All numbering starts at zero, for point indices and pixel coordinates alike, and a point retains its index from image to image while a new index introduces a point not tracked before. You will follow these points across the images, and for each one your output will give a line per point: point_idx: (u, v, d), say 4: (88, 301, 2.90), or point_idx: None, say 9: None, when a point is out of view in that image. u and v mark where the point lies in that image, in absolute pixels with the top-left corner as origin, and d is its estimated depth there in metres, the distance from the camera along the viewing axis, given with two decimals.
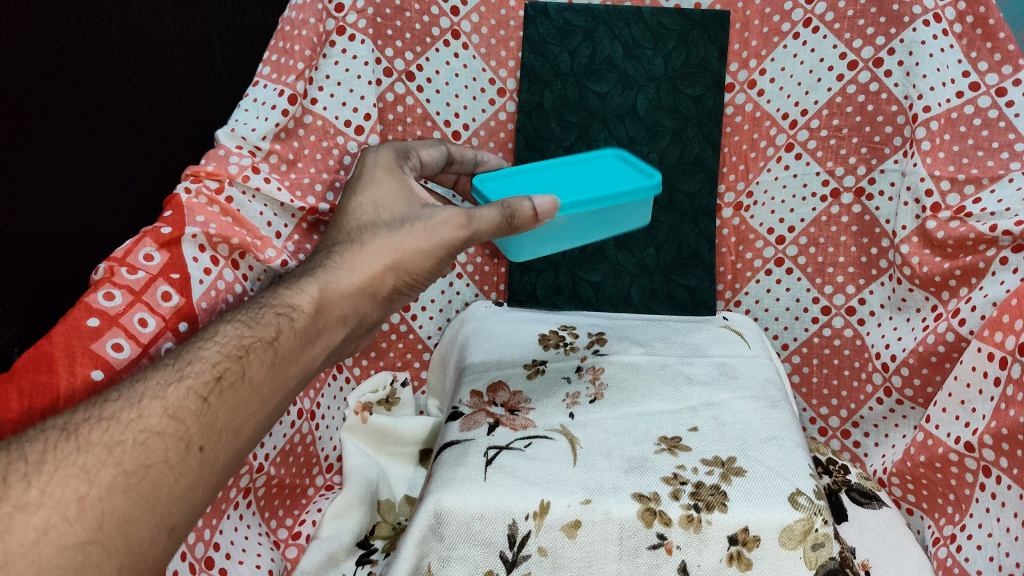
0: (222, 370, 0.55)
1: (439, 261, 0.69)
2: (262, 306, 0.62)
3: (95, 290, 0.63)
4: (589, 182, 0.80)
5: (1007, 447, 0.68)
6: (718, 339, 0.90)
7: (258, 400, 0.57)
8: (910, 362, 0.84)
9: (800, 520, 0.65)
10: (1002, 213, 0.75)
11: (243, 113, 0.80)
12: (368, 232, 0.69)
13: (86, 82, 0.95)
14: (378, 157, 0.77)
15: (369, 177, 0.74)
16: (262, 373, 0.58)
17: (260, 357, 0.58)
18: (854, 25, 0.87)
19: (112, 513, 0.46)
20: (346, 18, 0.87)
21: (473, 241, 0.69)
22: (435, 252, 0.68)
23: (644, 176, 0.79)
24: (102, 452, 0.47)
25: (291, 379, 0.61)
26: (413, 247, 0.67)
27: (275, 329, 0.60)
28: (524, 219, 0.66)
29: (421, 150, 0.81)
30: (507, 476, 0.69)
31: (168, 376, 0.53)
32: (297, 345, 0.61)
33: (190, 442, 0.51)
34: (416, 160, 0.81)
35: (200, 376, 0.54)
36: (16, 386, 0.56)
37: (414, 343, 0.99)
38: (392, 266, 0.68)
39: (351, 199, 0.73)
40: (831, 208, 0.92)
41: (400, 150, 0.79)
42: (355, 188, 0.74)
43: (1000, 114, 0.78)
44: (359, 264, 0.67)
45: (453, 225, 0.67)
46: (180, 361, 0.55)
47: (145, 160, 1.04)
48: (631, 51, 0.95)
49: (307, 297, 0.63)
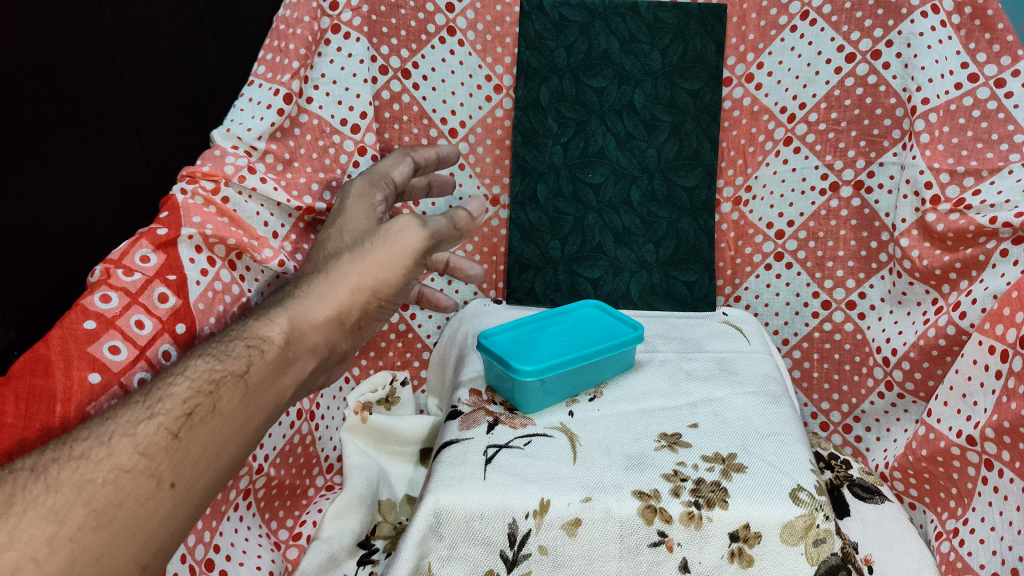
0: (194, 405, 0.49)
1: (407, 270, 0.62)
2: (234, 337, 0.56)
3: (92, 292, 0.62)
4: (575, 338, 0.84)
5: (1009, 441, 0.66)
6: (716, 334, 0.91)
7: (233, 434, 0.51)
8: (911, 356, 0.83)
9: (801, 516, 0.63)
10: (1002, 205, 0.74)
11: (238, 114, 0.79)
12: (338, 255, 0.63)
13: (79, 80, 0.90)
14: (349, 190, 0.70)
15: (340, 210, 0.68)
16: (237, 407, 0.52)
17: (234, 389, 0.52)
18: (852, 18, 0.87)
19: (83, 554, 0.40)
20: (341, 16, 0.87)
21: (433, 246, 0.64)
22: (404, 264, 0.62)
23: (613, 319, 0.88)
24: (69, 492, 0.41)
25: (268, 410, 0.55)
26: (381, 263, 0.61)
27: (249, 360, 0.54)
28: (465, 221, 0.68)
29: (391, 171, 0.73)
30: (507, 475, 0.67)
31: (138, 415, 0.47)
32: (273, 375, 0.56)
33: (162, 479, 0.45)
34: (389, 188, 0.73)
35: (171, 412, 0.48)
36: (13, 390, 0.54)
37: (413, 342, 1.00)
38: (368, 283, 0.61)
39: (325, 234, 0.67)
40: (830, 202, 0.92)
41: (372, 176, 0.72)
42: (331, 224, 0.68)
43: (999, 106, 0.77)
44: (328, 289, 0.60)
45: (414, 230, 0.62)
46: (151, 397, 0.49)
47: (141, 160, 0.99)
48: (628, 46, 0.96)
49: (281, 326, 0.57)
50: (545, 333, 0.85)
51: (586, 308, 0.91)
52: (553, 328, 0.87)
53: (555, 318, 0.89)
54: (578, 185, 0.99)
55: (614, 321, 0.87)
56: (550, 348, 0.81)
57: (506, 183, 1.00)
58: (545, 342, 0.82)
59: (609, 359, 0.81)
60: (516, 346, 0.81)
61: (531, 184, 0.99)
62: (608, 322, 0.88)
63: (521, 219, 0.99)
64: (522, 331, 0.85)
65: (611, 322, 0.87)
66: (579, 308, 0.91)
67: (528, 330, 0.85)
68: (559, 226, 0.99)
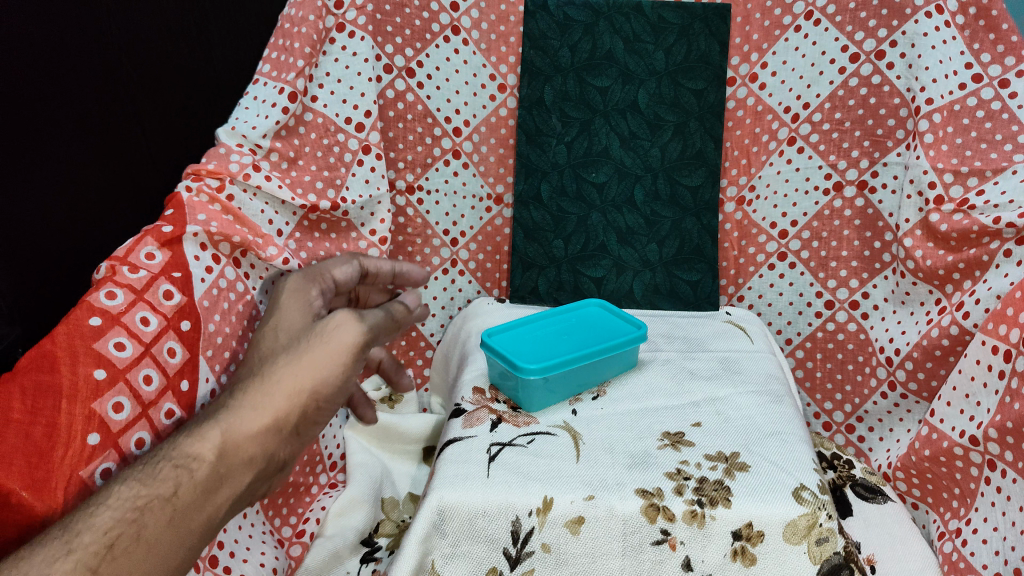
0: (115, 538, 0.43)
1: (347, 370, 0.56)
2: (160, 455, 0.48)
3: (97, 288, 0.61)
4: (576, 337, 0.84)
5: (1012, 441, 0.66)
6: (719, 333, 0.91)
7: (156, 568, 0.45)
8: (914, 356, 0.83)
9: (804, 515, 0.64)
10: (1006, 206, 0.73)
11: (243, 112, 0.80)
12: (272, 356, 0.56)
13: (96, 75, 0.87)
14: (284, 286, 0.64)
15: (271, 309, 0.61)
16: (161, 538, 0.45)
17: (158, 519, 0.45)
18: (856, 18, 0.87)
19: None
20: (346, 15, 0.87)
21: (370, 346, 0.58)
22: (344, 366, 0.55)
23: (613, 319, 0.88)
24: None
25: (197, 537, 0.48)
26: (320, 366, 0.54)
27: (178, 482, 0.47)
28: (402, 313, 0.65)
29: (331, 267, 0.69)
30: (510, 473, 0.68)
31: (49, 551, 0.40)
32: (204, 499, 0.48)
33: None
34: (328, 285, 0.68)
35: (87, 549, 0.41)
36: (18, 385, 0.52)
37: (417, 340, 1.01)
38: (306, 385, 0.53)
39: (257, 334, 0.60)
40: (834, 202, 0.92)
41: (310, 271, 0.67)
42: (265, 324, 0.61)
43: (1003, 106, 0.77)
44: (263, 397, 0.52)
45: (352, 328, 0.56)
46: (64, 531, 0.42)
47: (145, 156, 0.97)
48: (632, 46, 0.97)
49: (210, 443, 0.49)
50: (547, 332, 0.85)
51: (587, 307, 0.91)
52: (554, 327, 0.87)
53: (556, 317, 0.89)
54: (581, 185, 0.99)
55: (615, 321, 0.88)
56: (552, 347, 0.81)
57: (510, 182, 1.01)
58: (546, 341, 0.82)
59: (611, 359, 0.81)
60: (518, 345, 0.81)
61: (534, 184, 0.99)
62: (608, 321, 0.88)
63: (524, 218, 0.99)
64: (523, 331, 0.85)
65: (611, 321, 0.88)
66: (580, 308, 0.91)
67: (529, 330, 0.85)
68: (563, 226, 0.99)
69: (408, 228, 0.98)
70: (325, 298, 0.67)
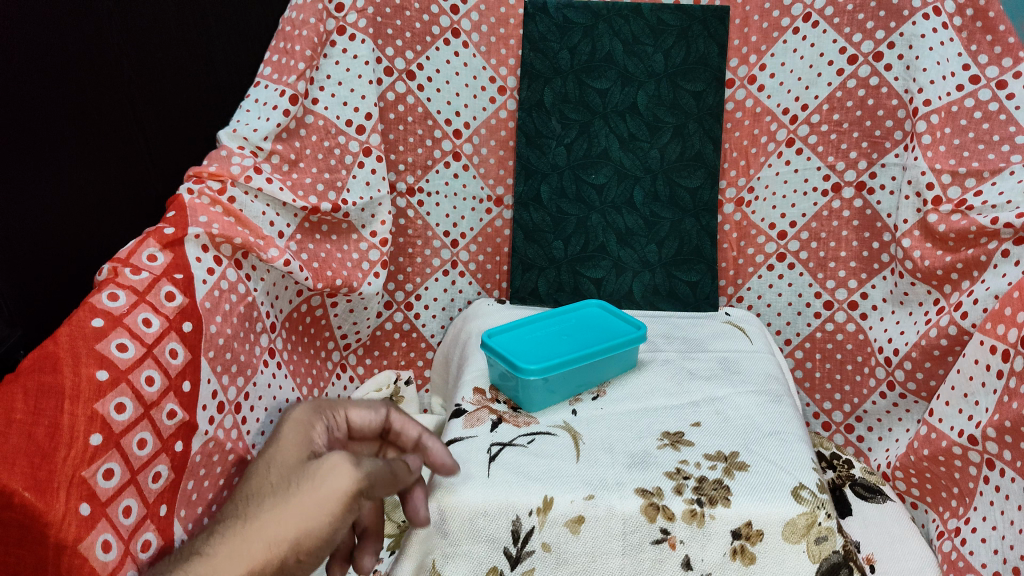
0: None
1: (331, 523, 0.48)
2: None
3: (99, 290, 0.61)
4: (576, 338, 0.84)
5: (1010, 441, 0.67)
6: (719, 333, 0.91)
7: None
8: (913, 356, 0.83)
9: (803, 514, 0.64)
10: (1003, 206, 0.74)
11: (245, 114, 0.81)
12: (259, 499, 0.50)
13: (103, 78, 0.87)
14: (290, 417, 0.60)
15: (271, 442, 0.57)
16: None
17: None
18: (854, 20, 0.87)
19: None
20: (346, 18, 0.88)
21: (363, 496, 0.50)
22: (328, 520, 0.48)
23: (614, 320, 0.88)
24: None
25: None
26: (300, 519, 0.48)
27: None
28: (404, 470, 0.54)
29: (349, 407, 0.62)
30: (511, 473, 0.68)
31: None
32: None
33: None
34: (341, 425, 0.62)
35: None
36: (21, 386, 0.53)
37: (417, 341, 1.02)
38: (282, 539, 0.47)
39: (255, 469, 0.55)
40: (832, 203, 0.92)
41: (322, 404, 0.62)
42: (261, 457, 0.56)
43: (1000, 107, 0.77)
44: (235, 551, 0.47)
45: (339, 477, 0.49)
46: None
47: (146, 159, 0.97)
48: (632, 48, 0.97)
49: None
50: (548, 332, 0.86)
51: (587, 308, 0.91)
52: (554, 327, 0.87)
53: (556, 317, 0.89)
54: (581, 186, 0.99)
55: (615, 321, 0.88)
56: (553, 347, 0.82)
57: (510, 183, 1.01)
58: (546, 342, 0.83)
59: (611, 360, 0.81)
60: (518, 347, 0.82)
61: (534, 185, 0.99)
62: (608, 322, 0.88)
63: (524, 220, 1.00)
64: (523, 333, 0.85)
65: (612, 322, 0.88)
66: (581, 308, 0.92)
67: (530, 331, 0.86)
68: (562, 227, 0.99)
69: (408, 230, 0.98)
70: (332, 437, 0.60)
